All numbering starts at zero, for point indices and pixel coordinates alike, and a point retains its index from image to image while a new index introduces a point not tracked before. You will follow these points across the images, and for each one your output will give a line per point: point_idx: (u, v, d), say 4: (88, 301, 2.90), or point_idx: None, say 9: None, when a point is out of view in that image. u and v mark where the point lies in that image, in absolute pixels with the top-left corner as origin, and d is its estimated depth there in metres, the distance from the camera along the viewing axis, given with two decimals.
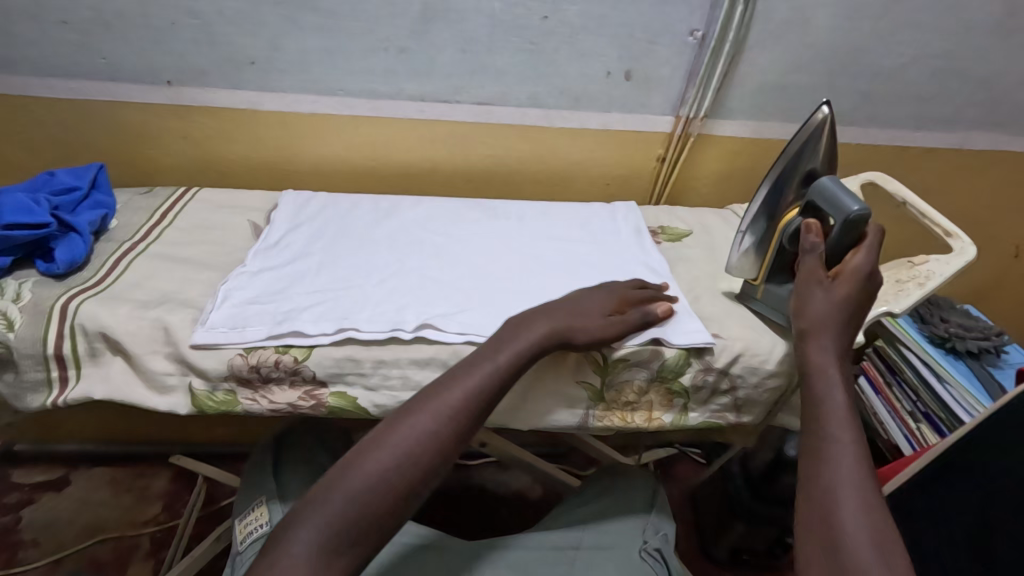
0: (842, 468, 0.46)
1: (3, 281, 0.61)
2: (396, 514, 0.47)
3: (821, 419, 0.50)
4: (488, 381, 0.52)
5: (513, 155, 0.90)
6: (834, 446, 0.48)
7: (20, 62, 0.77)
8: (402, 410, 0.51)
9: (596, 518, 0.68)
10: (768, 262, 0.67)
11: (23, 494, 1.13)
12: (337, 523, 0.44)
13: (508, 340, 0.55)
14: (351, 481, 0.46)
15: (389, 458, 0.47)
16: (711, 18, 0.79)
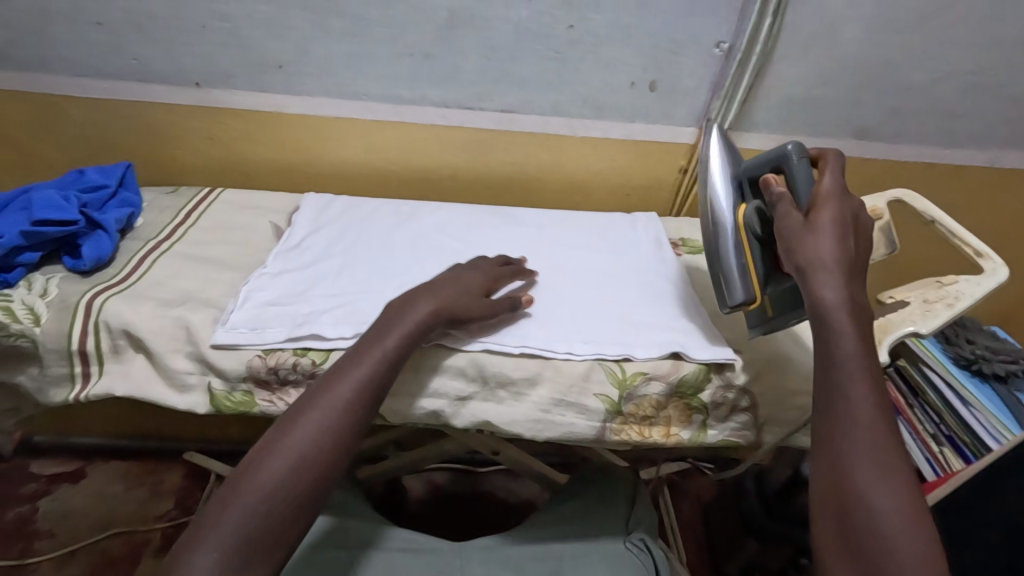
0: (866, 446, 0.42)
1: (31, 277, 0.62)
2: (299, 520, 0.45)
3: (828, 368, 0.45)
4: (377, 368, 0.52)
5: (534, 163, 0.90)
6: (855, 419, 0.43)
7: (55, 62, 0.78)
8: (292, 412, 0.49)
9: (582, 515, 0.73)
10: (756, 264, 0.58)
11: (40, 485, 1.14)
12: (236, 542, 0.42)
13: (402, 318, 0.56)
14: (247, 496, 0.44)
15: (284, 466, 0.45)
16: (738, 30, 0.78)
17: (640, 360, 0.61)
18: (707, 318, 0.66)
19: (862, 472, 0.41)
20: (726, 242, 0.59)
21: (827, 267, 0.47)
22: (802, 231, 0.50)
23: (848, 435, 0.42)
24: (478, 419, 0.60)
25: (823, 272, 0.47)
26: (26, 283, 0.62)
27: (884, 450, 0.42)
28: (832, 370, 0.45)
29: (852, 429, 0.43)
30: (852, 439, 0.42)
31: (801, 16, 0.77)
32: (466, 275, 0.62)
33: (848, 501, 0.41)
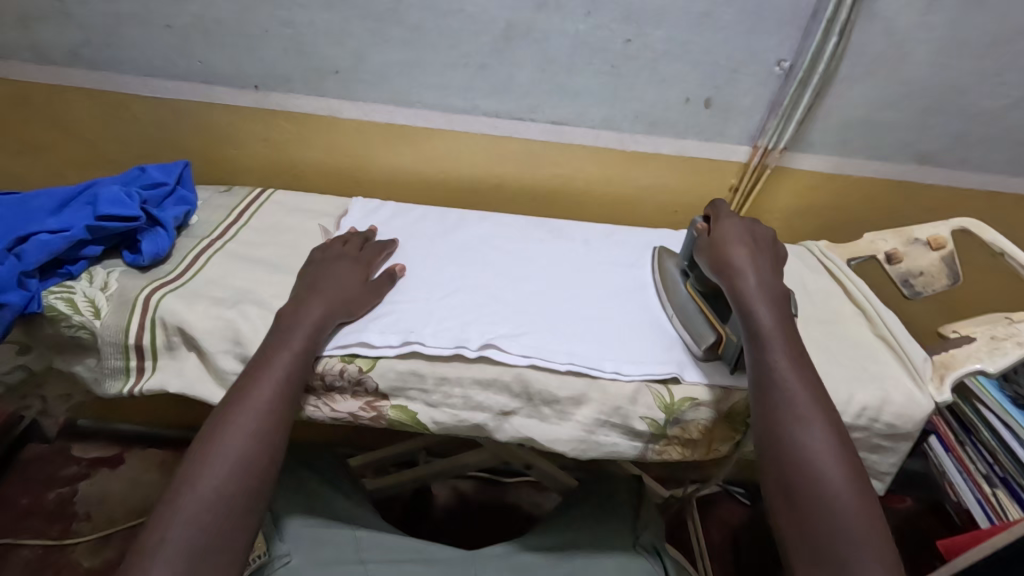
0: (792, 400, 0.53)
1: (93, 270, 0.64)
2: (245, 520, 0.49)
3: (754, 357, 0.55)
4: (290, 367, 0.56)
5: (581, 176, 0.89)
6: (781, 379, 0.53)
7: (124, 62, 0.81)
8: (217, 420, 0.53)
9: (588, 519, 0.72)
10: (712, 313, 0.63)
11: (80, 468, 1.18)
12: (184, 555, 0.46)
13: (308, 308, 0.60)
14: (187, 508, 0.48)
15: (219, 474, 0.50)
16: (800, 49, 0.76)
17: (688, 385, 0.60)
18: None
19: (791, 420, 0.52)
20: (681, 306, 0.66)
21: (743, 265, 0.60)
22: (716, 247, 0.63)
23: (776, 393, 0.53)
24: (522, 435, 0.60)
25: (740, 271, 0.60)
26: (88, 276, 0.64)
27: (807, 398, 0.53)
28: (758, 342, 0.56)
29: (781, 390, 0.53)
30: (781, 398, 0.53)
31: (868, 37, 0.75)
32: (337, 266, 0.65)
33: (784, 447, 0.51)
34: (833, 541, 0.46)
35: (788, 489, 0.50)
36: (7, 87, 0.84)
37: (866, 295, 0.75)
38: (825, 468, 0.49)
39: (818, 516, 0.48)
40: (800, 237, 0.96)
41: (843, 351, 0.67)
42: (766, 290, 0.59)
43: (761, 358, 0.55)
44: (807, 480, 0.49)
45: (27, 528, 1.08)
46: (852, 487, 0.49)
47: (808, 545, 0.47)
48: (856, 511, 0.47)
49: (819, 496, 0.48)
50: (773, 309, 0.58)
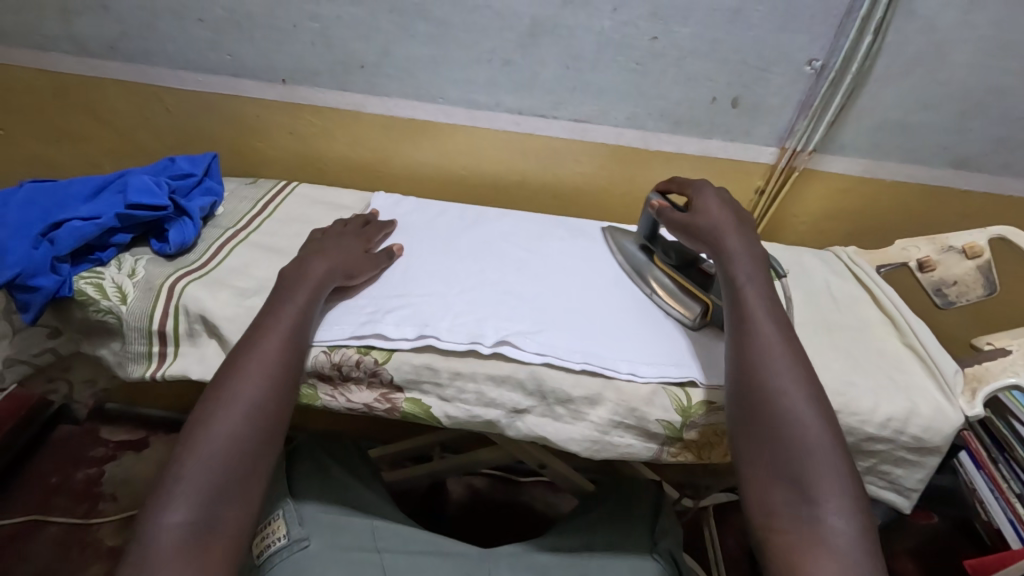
0: (766, 343, 0.54)
1: (121, 257, 0.66)
2: (258, 464, 0.51)
3: (745, 319, 0.56)
4: (296, 322, 0.57)
5: (604, 174, 0.88)
6: (754, 323, 0.56)
7: (158, 55, 0.83)
8: (229, 371, 0.54)
9: (604, 523, 0.71)
10: (691, 283, 0.66)
11: (108, 449, 1.21)
12: (202, 492, 0.47)
13: (303, 279, 0.61)
14: (205, 450, 0.49)
15: (232, 420, 0.51)
16: (834, 47, 0.74)
17: (706, 388, 0.59)
18: None
19: (762, 363, 0.53)
20: (659, 282, 0.68)
21: (726, 230, 0.62)
22: (698, 213, 0.65)
23: (751, 339, 0.55)
24: (535, 433, 0.59)
25: (722, 235, 0.62)
26: (117, 262, 0.65)
27: (783, 347, 0.54)
28: (737, 293, 0.58)
29: (761, 340, 0.54)
30: (755, 340, 0.54)
31: (904, 36, 0.72)
32: (342, 242, 0.67)
33: (755, 384, 0.52)
34: (798, 475, 0.48)
35: (751, 423, 0.51)
36: (47, 78, 0.87)
37: (894, 302, 0.73)
38: (794, 409, 0.51)
39: (784, 449, 0.49)
40: (827, 243, 0.94)
41: (869, 360, 0.65)
42: (748, 247, 0.61)
43: (737, 306, 0.57)
44: (773, 416, 0.51)
45: (55, 505, 1.12)
46: (821, 427, 0.50)
47: (771, 476, 0.49)
48: (826, 449, 0.49)
49: (786, 433, 0.50)
50: (753, 265, 0.60)
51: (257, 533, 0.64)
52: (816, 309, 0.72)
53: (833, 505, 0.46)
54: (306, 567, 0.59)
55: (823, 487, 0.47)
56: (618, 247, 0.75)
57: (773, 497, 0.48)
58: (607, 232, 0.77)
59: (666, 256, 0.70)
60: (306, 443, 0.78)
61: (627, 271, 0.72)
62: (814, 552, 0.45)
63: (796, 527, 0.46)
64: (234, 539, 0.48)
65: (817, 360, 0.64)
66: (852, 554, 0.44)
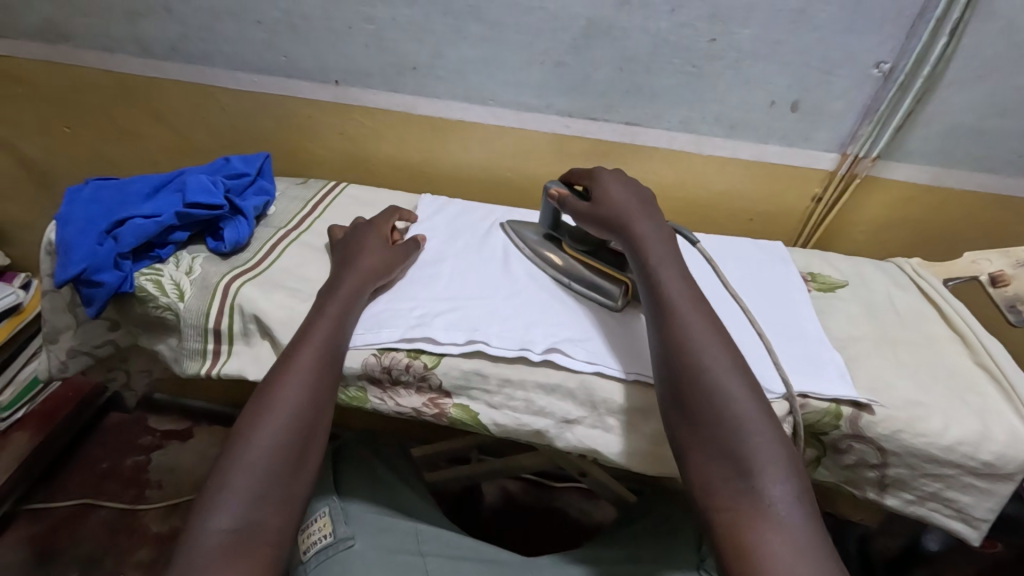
0: (685, 324, 0.53)
1: (179, 254, 0.68)
2: (299, 474, 0.50)
3: (663, 303, 0.55)
4: (331, 332, 0.57)
5: (653, 178, 0.86)
6: (672, 305, 0.55)
7: (216, 56, 0.85)
8: (268, 381, 0.54)
9: (649, 536, 0.70)
10: (604, 266, 0.65)
11: (155, 438, 1.25)
12: (245, 500, 0.46)
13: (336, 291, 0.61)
14: (250, 459, 0.48)
15: (275, 428, 0.50)
16: (903, 49, 0.70)
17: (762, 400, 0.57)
18: (844, 366, 0.61)
19: (687, 344, 0.52)
20: (571, 269, 0.67)
21: (635, 215, 0.62)
22: (599, 203, 0.64)
23: (672, 321, 0.54)
24: (584, 444, 0.58)
25: (628, 221, 0.61)
26: (175, 260, 0.67)
27: (704, 326, 0.53)
28: (652, 277, 0.57)
29: (681, 321, 0.53)
30: (675, 323, 0.53)
31: (982, 37, 0.68)
32: (367, 240, 0.67)
33: (681, 365, 0.51)
34: (733, 452, 0.47)
35: (681, 407, 0.50)
36: (112, 79, 0.90)
37: (965, 319, 0.69)
38: (726, 386, 0.49)
39: (718, 427, 0.48)
40: (885, 254, 0.90)
41: (935, 378, 0.62)
42: (658, 231, 0.61)
43: (655, 290, 0.56)
44: (705, 396, 0.49)
45: (105, 490, 1.15)
46: (752, 402, 0.49)
47: (709, 456, 0.47)
48: (760, 424, 0.48)
49: (719, 411, 0.48)
50: (666, 247, 0.59)
51: (304, 531, 0.65)
52: (878, 324, 0.69)
53: (771, 475, 0.45)
54: (352, 565, 0.59)
55: (761, 461, 0.46)
56: (520, 243, 0.72)
57: (714, 476, 0.47)
58: (507, 229, 0.75)
59: (575, 241, 0.68)
60: (353, 441, 0.79)
61: (534, 263, 0.70)
62: (760, 529, 0.43)
63: (741, 506, 0.45)
64: (279, 547, 0.46)
65: (880, 377, 0.61)
66: (798, 525, 0.43)
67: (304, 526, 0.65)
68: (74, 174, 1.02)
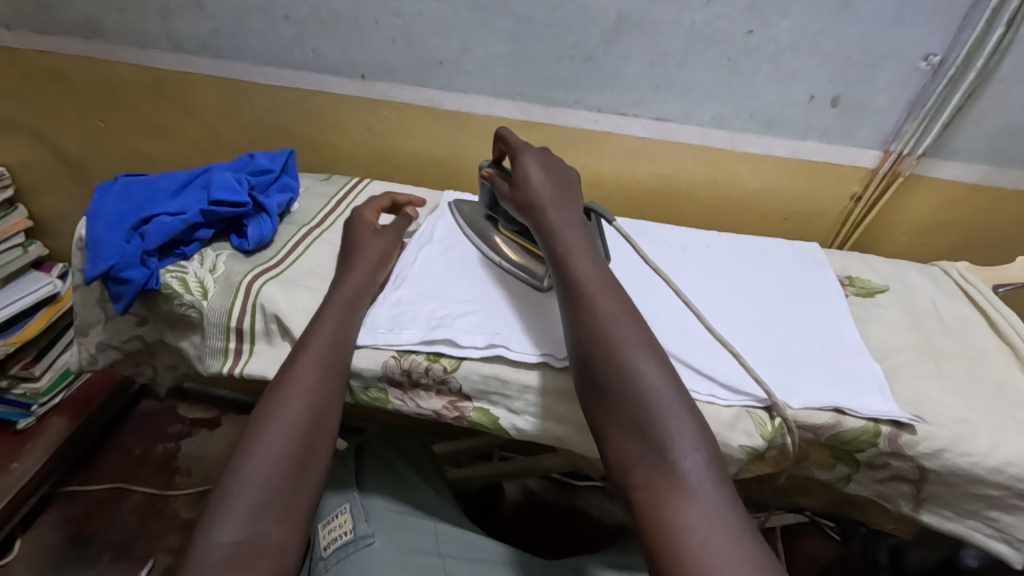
0: (593, 302, 0.51)
1: (204, 252, 0.68)
2: (304, 486, 0.48)
3: (571, 285, 0.53)
4: (332, 340, 0.56)
5: (684, 175, 0.83)
6: (579, 283, 0.53)
7: (246, 51, 0.85)
8: (275, 390, 0.52)
9: None
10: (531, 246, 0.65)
11: (185, 426, 1.29)
12: (250, 511, 0.44)
13: (335, 294, 0.60)
14: (254, 468, 0.47)
15: (279, 436, 0.49)
16: (955, 41, 0.66)
17: (793, 411, 0.54)
18: (882, 378, 0.58)
19: (595, 323, 0.50)
20: (506, 250, 0.67)
21: (544, 195, 0.60)
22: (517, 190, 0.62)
23: (578, 300, 0.52)
24: None
25: (539, 201, 0.60)
26: (200, 257, 0.67)
27: (611, 305, 0.51)
28: (562, 256, 0.55)
29: (588, 301, 0.51)
30: (582, 302, 0.51)
31: None
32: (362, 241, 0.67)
33: (589, 345, 0.49)
34: (647, 428, 0.44)
35: (593, 386, 0.48)
36: (144, 74, 0.91)
37: (1017, 329, 0.65)
38: (633, 360, 0.47)
39: (628, 403, 0.45)
40: (929, 256, 0.85)
41: (984, 392, 0.58)
42: (568, 212, 0.59)
43: (563, 270, 0.54)
44: (615, 376, 0.47)
45: (137, 475, 1.19)
46: (659, 379, 0.46)
47: (624, 434, 0.45)
48: (669, 401, 0.45)
49: (627, 390, 0.46)
50: (575, 229, 0.58)
51: (325, 526, 0.65)
52: (922, 334, 0.66)
53: (683, 447, 0.43)
54: (372, 565, 0.58)
55: (673, 433, 0.43)
56: (461, 223, 0.74)
57: (629, 455, 0.44)
58: (451, 208, 0.77)
59: (508, 222, 0.69)
60: (374, 436, 0.79)
61: (471, 243, 0.71)
62: (673, 502, 0.40)
63: (655, 482, 0.42)
64: (283, 559, 0.44)
65: (922, 392, 0.58)
66: (711, 496, 0.40)
67: (326, 522, 0.66)
68: (108, 167, 1.04)
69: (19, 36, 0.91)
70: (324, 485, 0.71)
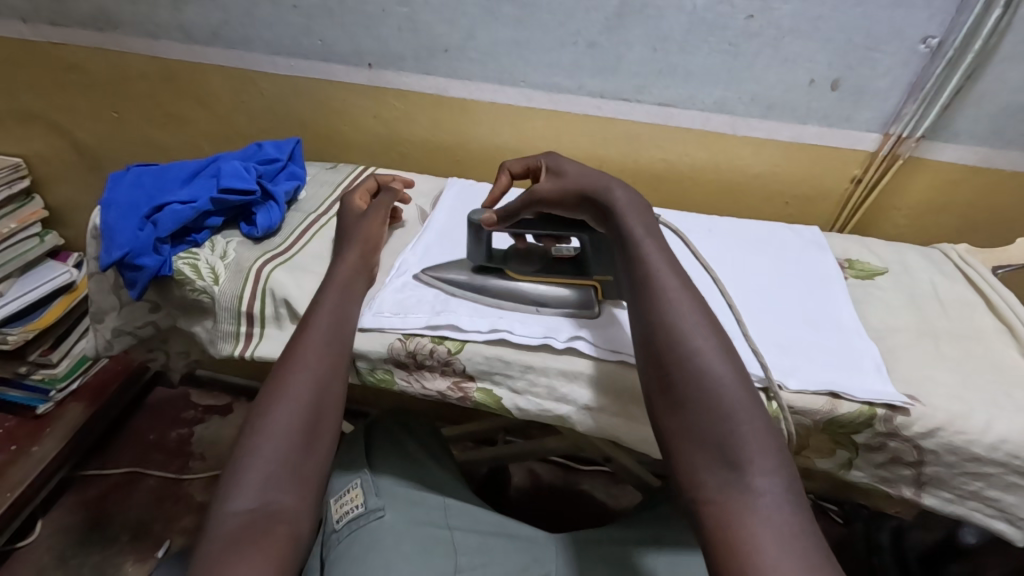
0: (671, 302, 0.50)
1: (215, 239, 0.70)
2: (315, 455, 0.50)
3: (648, 286, 0.51)
4: (331, 317, 0.58)
5: (687, 160, 0.84)
6: (655, 278, 0.52)
7: (255, 41, 0.86)
8: (283, 367, 0.54)
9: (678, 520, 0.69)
10: (565, 277, 0.64)
11: (198, 412, 1.32)
12: (263, 480, 0.47)
13: (331, 275, 0.62)
14: (267, 440, 0.49)
15: (288, 407, 0.51)
16: (954, 23, 0.66)
17: (791, 391, 0.56)
18: (881, 360, 0.59)
19: (673, 323, 0.49)
20: (528, 295, 0.63)
21: (608, 185, 0.59)
22: (567, 181, 0.61)
23: (654, 298, 0.51)
24: (606, 430, 0.57)
25: (605, 190, 0.58)
26: (211, 244, 0.69)
27: (692, 306, 0.50)
28: (635, 250, 0.54)
29: (666, 302, 0.50)
30: (658, 301, 0.50)
31: None
32: (361, 221, 0.68)
33: (665, 344, 0.48)
34: (721, 442, 0.44)
35: (666, 389, 0.47)
36: (156, 64, 0.92)
37: (1014, 310, 0.65)
38: (710, 366, 0.46)
39: (699, 407, 0.45)
40: (930, 239, 0.85)
41: (982, 373, 0.59)
42: (633, 199, 0.58)
43: (637, 265, 0.53)
44: (690, 379, 0.46)
45: (153, 460, 1.22)
46: (737, 389, 0.46)
47: (695, 445, 0.44)
48: (747, 413, 0.44)
49: (704, 398, 0.45)
50: (644, 220, 0.56)
51: (337, 501, 0.68)
52: (920, 316, 0.66)
53: (759, 467, 0.42)
54: (381, 536, 0.61)
55: (750, 451, 0.43)
56: (460, 287, 0.63)
57: (699, 468, 0.44)
58: (428, 279, 0.64)
59: (520, 265, 0.65)
60: (383, 415, 0.80)
61: (491, 304, 0.62)
62: (745, 519, 0.40)
63: (726, 500, 0.41)
64: (296, 524, 0.46)
65: (919, 371, 0.59)
66: (786, 519, 0.40)
67: (337, 497, 0.68)
68: (121, 157, 1.06)
69: (33, 28, 0.93)
70: (335, 463, 0.73)
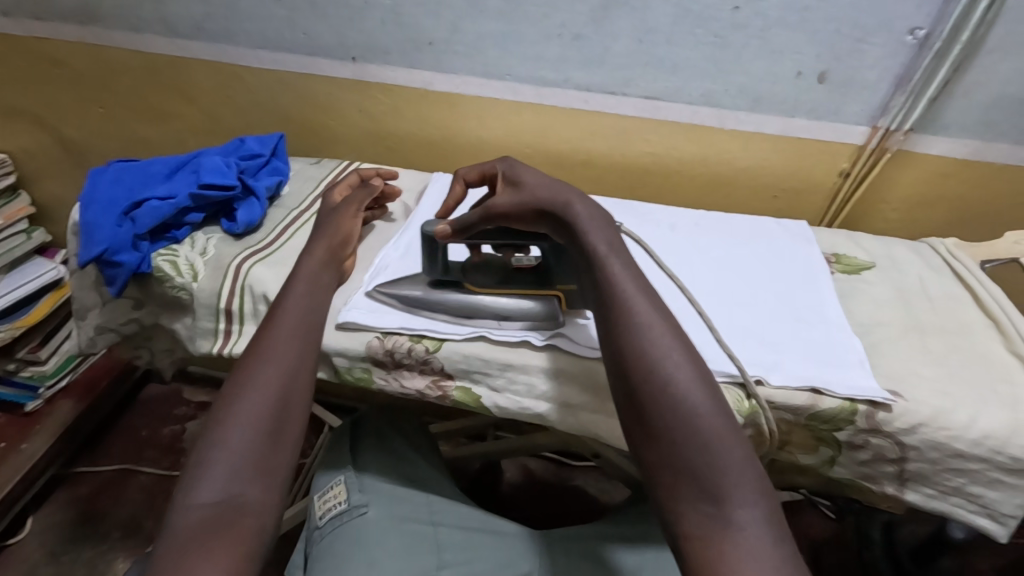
0: (640, 323, 0.49)
1: (195, 235, 0.69)
2: (282, 446, 0.49)
3: (617, 309, 0.50)
4: (301, 311, 0.57)
5: (674, 154, 0.83)
6: (625, 297, 0.50)
7: (239, 35, 0.86)
8: (249, 359, 0.53)
9: None
10: (526, 290, 0.61)
11: (190, 409, 1.32)
12: (227, 473, 0.46)
13: (297, 271, 0.60)
14: (232, 432, 0.48)
15: (254, 397, 0.50)
16: (941, 14, 0.66)
17: (771, 387, 0.55)
18: (864, 356, 0.58)
19: (643, 347, 0.48)
20: (487, 310, 0.60)
21: (568, 197, 0.57)
22: (524, 193, 0.58)
23: (624, 320, 0.49)
24: (587, 427, 0.57)
25: (566, 203, 0.56)
26: (190, 240, 0.68)
27: (663, 328, 0.49)
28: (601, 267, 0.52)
29: (637, 324, 0.49)
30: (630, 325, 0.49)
31: None
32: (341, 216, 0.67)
33: (636, 369, 0.47)
34: (698, 473, 0.43)
35: (641, 420, 0.46)
36: (140, 58, 0.92)
37: (1001, 305, 0.65)
38: (687, 395, 0.45)
39: (674, 432, 0.44)
40: (920, 232, 0.84)
41: (966, 369, 0.59)
42: (595, 211, 0.56)
43: (605, 284, 0.52)
44: (663, 406, 0.45)
45: (144, 457, 1.22)
46: (712, 413, 0.45)
47: (674, 477, 0.43)
48: (724, 441, 0.44)
49: (680, 426, 0.44)
50: (603, 232, 0.55)
51: (321, 498, 0.68)
52: (906, 311, 0.66)
53: (739, 500, 0.41)
54: (364, 534, 0.61)
55: (730, 482, 0.42)
56: (416, 303, 0.61)
57: (680, 500, 0.43)
58: (381, 296, 0.62)
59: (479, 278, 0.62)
60: (369, 408, 0.80)
61: (448, 320, 0.59)
62: (729, 559, 0.39)
63: (708, 534, 0.41)
64: (263, 517, 0.45)
65: (903, 368, 0.59)
66: (767, 550, 0.39)
67: (321, 494, 0.68)
68: (107, 153, 1.05)
69: (17, 22, 0.93)
70: (319, 459, 0.73)
